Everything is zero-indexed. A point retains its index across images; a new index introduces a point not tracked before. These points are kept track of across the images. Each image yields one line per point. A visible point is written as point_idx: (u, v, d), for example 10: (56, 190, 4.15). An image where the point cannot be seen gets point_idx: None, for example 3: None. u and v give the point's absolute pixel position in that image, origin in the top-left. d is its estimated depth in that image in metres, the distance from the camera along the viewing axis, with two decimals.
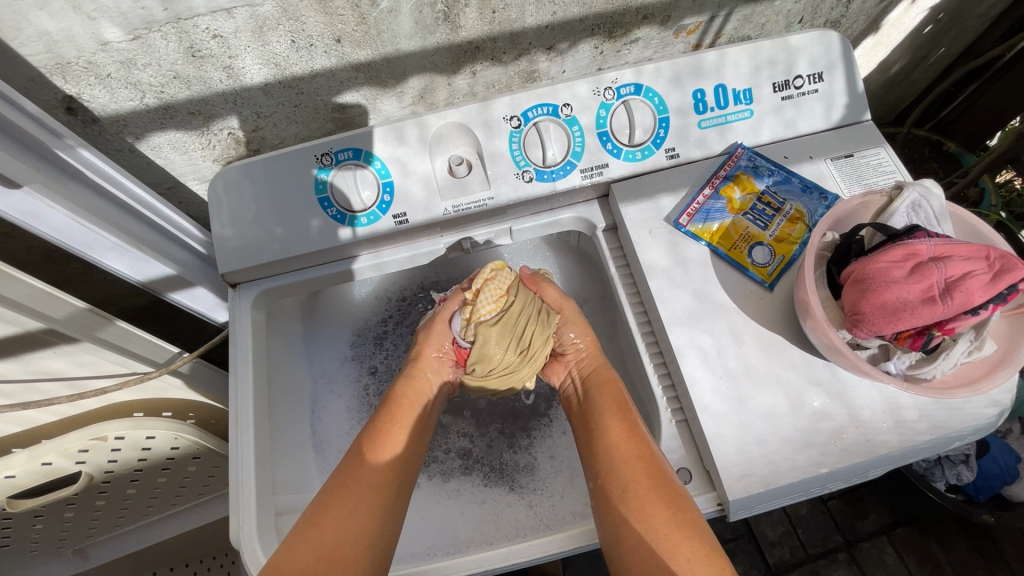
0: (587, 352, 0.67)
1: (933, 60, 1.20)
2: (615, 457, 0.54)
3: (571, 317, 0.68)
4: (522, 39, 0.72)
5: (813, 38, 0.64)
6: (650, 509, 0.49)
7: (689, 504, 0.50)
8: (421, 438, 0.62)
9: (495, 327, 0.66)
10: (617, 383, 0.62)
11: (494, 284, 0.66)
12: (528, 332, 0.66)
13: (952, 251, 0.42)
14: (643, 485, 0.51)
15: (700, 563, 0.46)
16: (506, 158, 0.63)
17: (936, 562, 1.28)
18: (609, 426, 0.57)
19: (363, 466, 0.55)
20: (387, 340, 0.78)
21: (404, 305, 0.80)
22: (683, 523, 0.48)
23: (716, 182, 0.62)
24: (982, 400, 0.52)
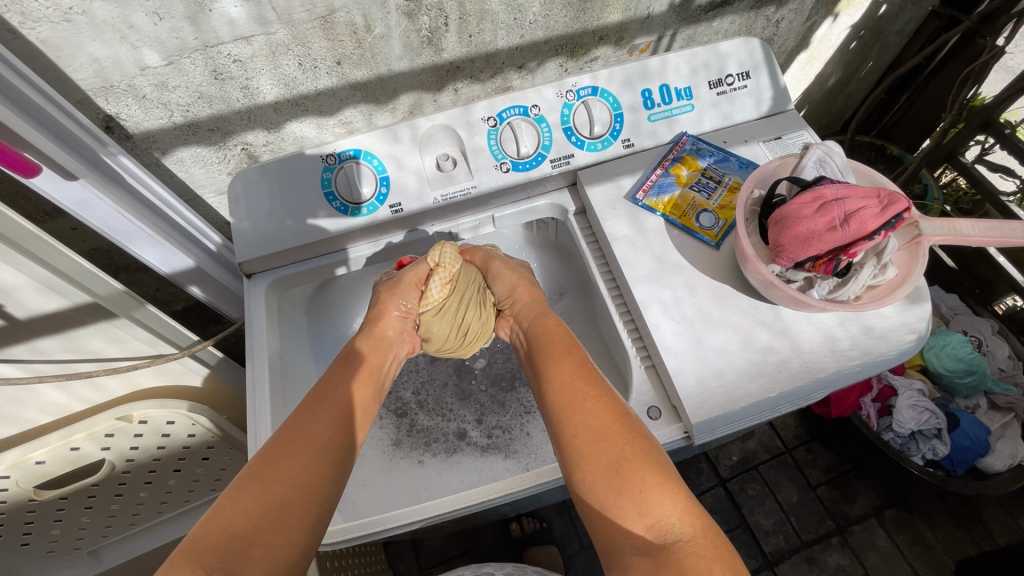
0: (524, 300, 0.71)
1: (866, 72, 1.35)
2: (574, 407, 0.54)
3: (496, 257, 0.75)
4: (496, 59, 0.85)
5: (739, 44, 0.76)
6: (610, 450, 0.50)
7: (654, 446, 0.50)
8: (365, 400, 0.62)
9: (436, 320, 0.73)
10: (561, 326, 0.65)
11: (444, 275, 0.72)
12: (467, 313, 0.74)
13: (850, 193, 0.52)
14: (588, 427, 0.52)
15: (651, 493, 0.47)
16: (485, 152, 0.73)
17: (925, 539, 1.33)
18: (556, 367, 0.59)
19: (313, 417, 0.56)
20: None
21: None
22: (633, 458, 0.49)
23: (667, 163, 0.72)
24: (902, 327, 0.61)
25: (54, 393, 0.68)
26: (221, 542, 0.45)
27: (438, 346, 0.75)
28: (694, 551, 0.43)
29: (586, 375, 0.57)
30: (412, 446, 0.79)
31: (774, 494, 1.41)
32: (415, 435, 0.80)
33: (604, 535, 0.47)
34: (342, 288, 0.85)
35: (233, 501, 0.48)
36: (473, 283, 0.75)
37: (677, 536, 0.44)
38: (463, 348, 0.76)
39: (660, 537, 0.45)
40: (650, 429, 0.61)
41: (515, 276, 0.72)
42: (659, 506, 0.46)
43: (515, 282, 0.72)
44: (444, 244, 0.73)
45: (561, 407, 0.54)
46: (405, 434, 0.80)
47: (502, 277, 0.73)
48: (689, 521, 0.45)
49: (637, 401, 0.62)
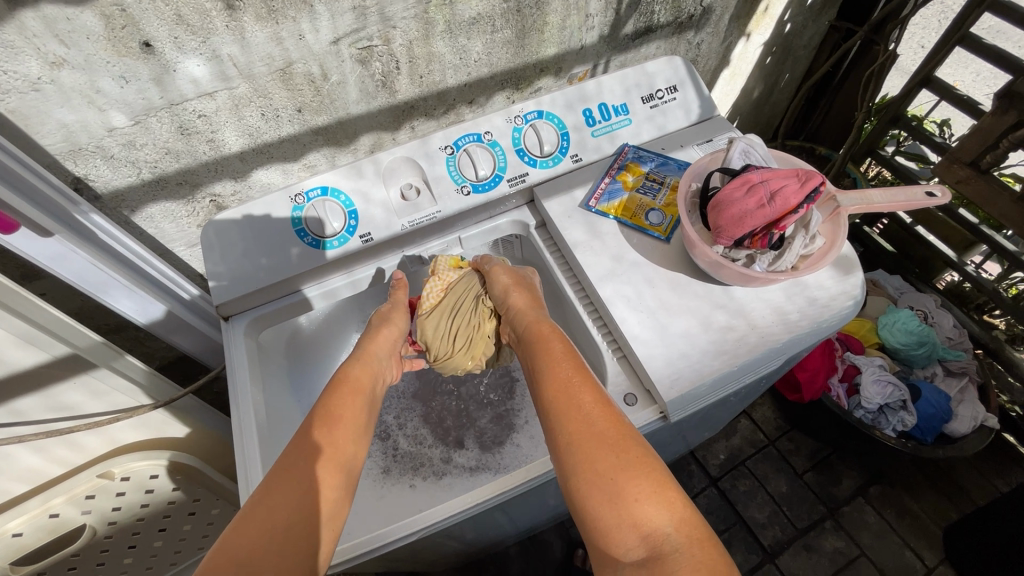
0: (522, 301, 0.73)
1: (784, 84, 1.49)
2: (573, 414, 0.56)
3: (498, 264, 0.78)
4: (447, 96, 0.92)
5: (664, 63, 0.84)
6: (610, 461, 0.52)
7: (653, 458, 0.52)
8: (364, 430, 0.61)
9: (430, 323, 0.77)
10: (555, 332, 0.67)
11: (438, 280, 0.79)
12: (459, 317, 0.78)
13: (773, 175, 0.59)
14: (584, 434, 0.54)
15: (647, 500, 0.49)
16: (446, 178, 0.77)
17: (911, 511, 1.38)
18: (552, 376, 0.61)
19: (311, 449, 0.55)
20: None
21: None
22: (628, 464, 0.51)
23: (613, 172, 0.78)
24: (842, 295, 0.67)
25: (31, 456, 0.67)
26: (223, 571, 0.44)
27: (434, 354, 0.77)
28: (690, 561, 0.44)
29: (585, 382, 0.59)
30: (401, 472, 0.79)
31: (764, 486, 1.44)
32: (401, 460, 0.81)
33: (597, 540, 0.49)
34: (316, 327, 0.87)
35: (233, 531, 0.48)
36: (472, 289, 0.79)
37: (672, 547, 0.46)
38: (458, 356, 0.77)
39: (655, 548, 0.46)
40: (628, 415, 0.64)
41: (511, 279, 0.76)
42: (657, 514, 0.48)
43: (510, 286, 0.75)
44: (451, 260, 0.81)
45: (560, 415, 0.56)
46: (392, 460, 0.81)
47: (494, 280, 0.77)
48: (686, 533, 0.47)
49: (614, 391, 0.66)
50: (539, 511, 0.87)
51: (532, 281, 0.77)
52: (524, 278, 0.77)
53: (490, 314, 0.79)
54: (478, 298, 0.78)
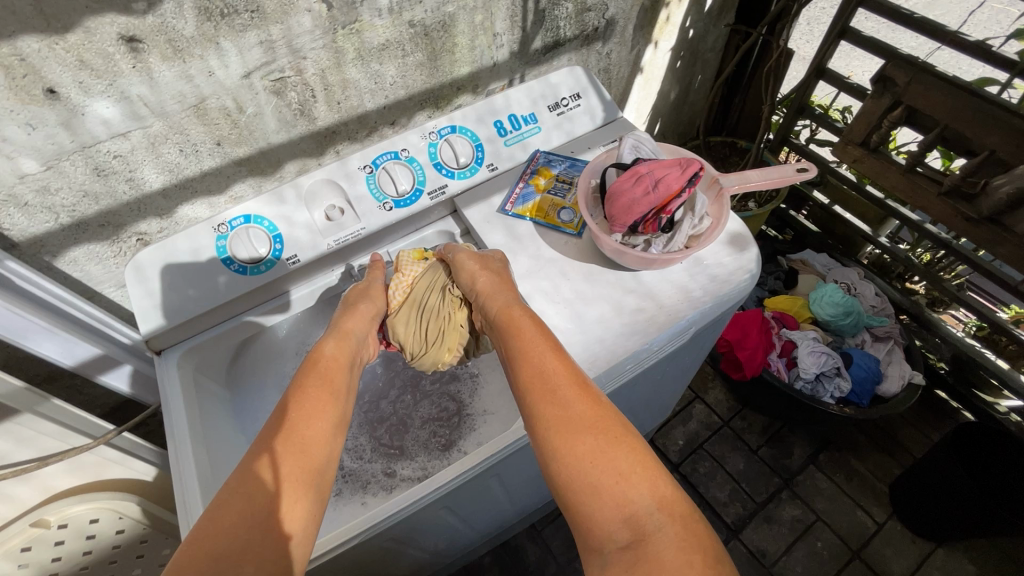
0: (485, 282, 0.71)
1: (698, 84, 1.59)
2: (554, 398, 0.57)
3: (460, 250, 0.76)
4: (367, 120, 0.96)
5: (566, 73, 0.90)
6: (590, 444, 0.53)
7: (632, 436, 0.54)
8: (339, 420, 0.61)
9: (399, 321, 0.79)
10: (525, 314, 0.67)
11: (401, 277, 0.81)
12: (425, 311, 0.79)
13: (658, 166, 0.65)
14: (561, 418, 0.55)
15: (627, 481, 0.51)
16: (367, 196, 0.81)
17: (858, 472, 1.47)
18: (525, 362, 0.61)
19: (286, 446, 0.56)
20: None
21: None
22: (606, 446, 0.53)
23: (527, 177, 0.83)
24: (739, 268, 0.72)
25: None
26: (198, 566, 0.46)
27: (409, 352, 0.79)
28: (671, 540, 0.47)
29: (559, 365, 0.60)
30: (351, 492, 0.81)
31: (723, 466, 1.50)
32: (350, 481, 0.82)
33: (582, 524, 0.51)
34: (259, 354, 0.89)
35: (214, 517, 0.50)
36: (437, 280, 0.80)
37: (655, 527, 0.48)
38: (432, 350, 0.78)
39: (638, 528, 0.48)
40: None
41: (475, 263, 0.74)
42: (638, 494, 0.50)
43: (473, 270, 0.72)
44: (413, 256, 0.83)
45: (537, 402, 0.57)
46: (340, 481, 0.82)
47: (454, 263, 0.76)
48: (668, 514, 0.49)
49: None
50: (493, 507, 0.89)
51: (501, 262, 0.74)
52: (490, 258, 0.74)
53: (459, 303, 0.79)
54: (443, 287, 0.79)
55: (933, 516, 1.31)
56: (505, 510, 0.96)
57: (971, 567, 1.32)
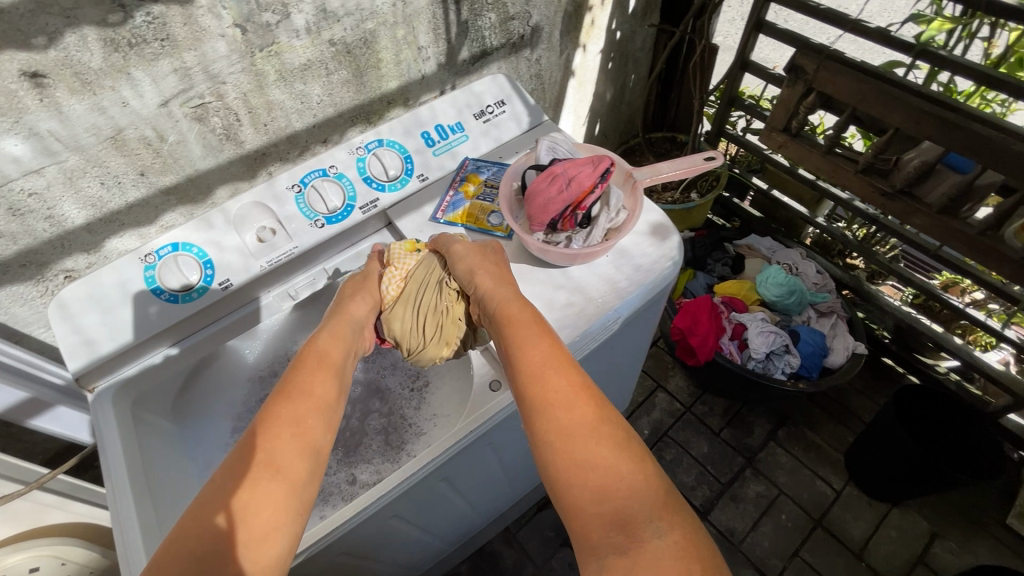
0: (484, 275, 0.70)
1: (632, 84, 1.64)
2: (552, 398, 0.56)
3: (457, 241, 0.75)
4: (298, 139, 0.96)
5: (488, 82, 0.93)
6: (591, 447, 0.53)
7: (631, 441, 0.54)
8: (327, 423, 0.59)
9: (395, 317, 0.74)
10: (526, 310, 0.66)
11: (395, 271, 0.76)
12: (422, 304, 0.74)
13: (571, 165, 0.68)
14: (563, 417, 0.55)
15: (625, 486, 0.51)
16: (298, 215, 0.81)
17: (814, 444, 1.53)
18: (527, 356, 0.60)
19: (275, 444, 0.54)
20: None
21: (273, 377, 0.91)
22: (605, 450, 0.53)
23: (456, 184, 0.85)
24: (662, 255, 0.75)
25: None
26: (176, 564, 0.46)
27: (406, 349, 0.74)
28: (669, 546, 0.47)
29: (563, 363, 0.59)
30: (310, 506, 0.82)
31: (688, 451, 1.54)
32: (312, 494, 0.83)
33: (579, 527, 0.50)
34: (205, 385, 0.86)
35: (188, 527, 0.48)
36: (434, 272, 0.76)
37: (653, 533, 0.48)
38: (431, 345, 0.73)
39: (635, 534, 0.48)
40: (492, 398, 0.71)
41: (474, 255, 0.73)
42: (636, 500, 0.50)
43: (475, 262, 0.71)
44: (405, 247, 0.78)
45: (539, 399, 0.56)
46: None
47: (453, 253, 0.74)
48: (667, 520, 0.49)
49: (481, 378, 0.74)
50: (452, 511, 0.90)
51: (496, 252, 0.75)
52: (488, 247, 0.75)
53: (458, 295, 0.75)
54: (440, 278, 0.75)
55: (891, 475, 1.35)
56: (468, 513, 0.97)
57: (925, 523, 1.39)
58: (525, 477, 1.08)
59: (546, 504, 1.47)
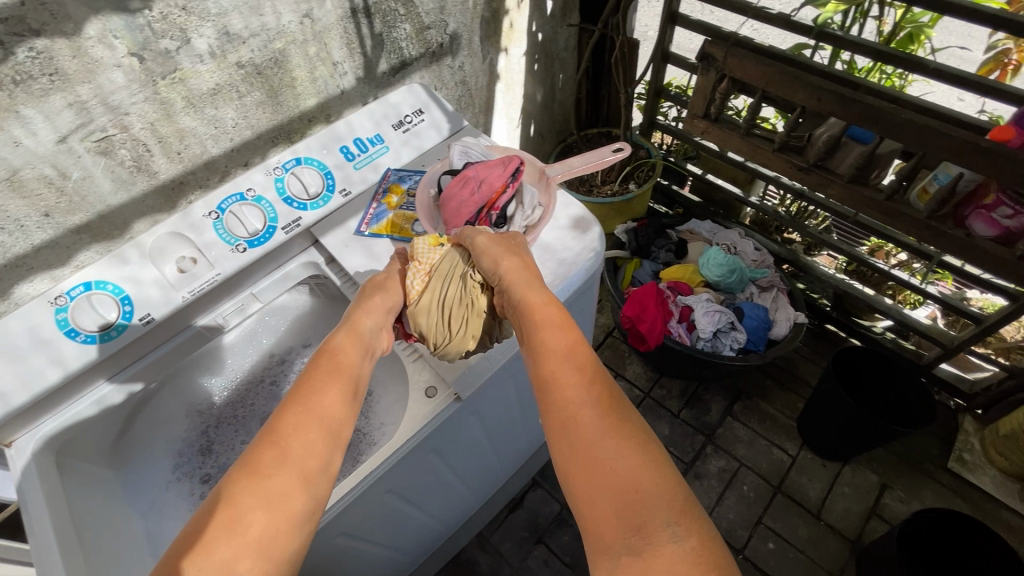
0: (510, 267, 0.69)
1: (562, 83, 1.68)
2: (571, 393, 0.57)
3: (480, 231, 0.72)
4: (216, 165, 0.95)
5: (405, 92, 0.94)
6: (608, 446, 0.52)
7: (652, 444, 0.53)
8: (341, 417, 0.58)
9: (420, 312, 0.70)
10: (552, 306, 0.66)
11: (418, 264, 0.72)
12: (448, 297, 0.71)
13: (481, 170, 0.75)
14: (582, 414, 0.55)
15: (643, 488, 0.49)
16: (218, 241, 0.80)
17: (768, 414, 1.59)
18: (548, 353, 0.61)
19: (288, 438, 0.53)
20: (214, 448, 0.89)
21: (213, 411, 0.92)
22: (624, 449, 0.52)
23: (380, 196, 0.86)
24: (583, 247, 0.77)
25: None
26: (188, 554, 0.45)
27: (433, 345, 0.70)
28: (685, 551, 0.44)
29: (585, 361, 0.60)
30: None
31: None
32: None
33: (592, 527, 0.49)
34: (143, 425, 0.85)
35: (204, 522, 0.47)
36: (457, 266, 0.73)
37: (669, 537, 0.45)
38: (459, 339, 0.69)
39: (651, 537, 0.46)
40: (427, 404, 0.72)
41: (499, 245, 0.71)
42: (652, 503, 0.48)
43: (499, 251, 0.70)
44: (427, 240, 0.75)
45: (558, 395, 0.57)
46: None
47: (480, 245, 0.72)
48: (686, 525, 0.46)
49: (417, 386, 0.74)
50: (409, 523, 0.90)
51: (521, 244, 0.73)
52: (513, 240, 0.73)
53: (482, 288, 0.73)
54: (465, 271, 0.72)
55: (847, 433, 1.39)
56: (428, 522, 0.97)
57: (875, 476, 1.46)
58: (485, 480, 1.09)
59: (517, 505, 1.48)
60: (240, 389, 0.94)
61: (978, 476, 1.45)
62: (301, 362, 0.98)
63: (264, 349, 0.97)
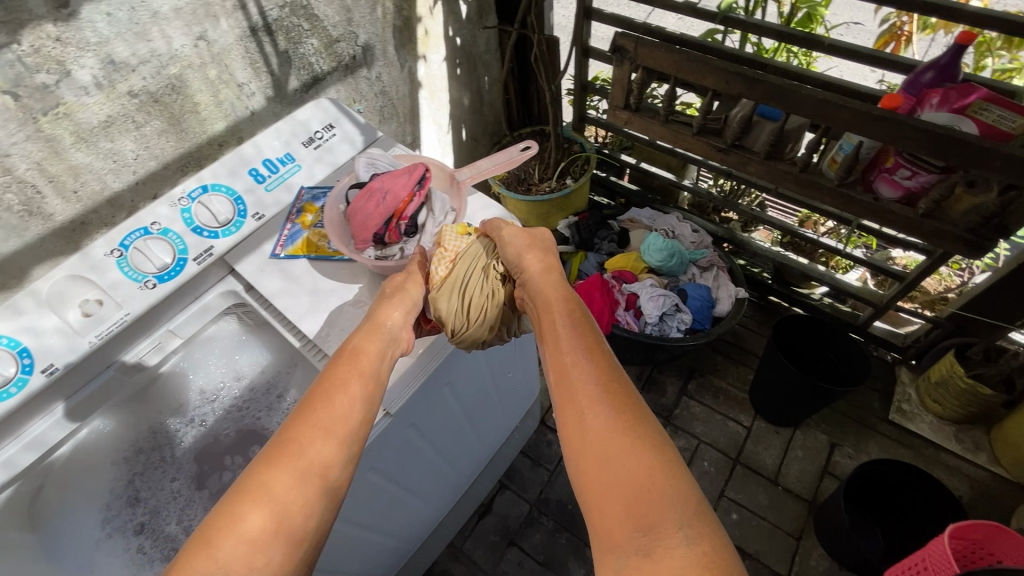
0: (532, 264, 0.74)
1: (488, 86, 1.68)
2: (584, 389, 0.59)
3: (508, 227, 0.78)
4: (121, 200, 0.90)
5: (313, 108, 0.91)
6: (620, 445, 0.54)
7: (665, 447, 0.54)
8: (361, 404, 0.61)
9: (444, 296, 0.73)
10: (567, 305, 0.69)
11: (444, 253, 0.76)
12: (471, 286, 0.75)
13: (385, 181, 0.77)
14: (596, 410, 0.57)
15: (653, 489, 0.50)
16: (124, 280, 0.76)
17: (721, 388, 1.64)
18: (564, 350, 0.64)
19: (314, 423, 0.57)
20: (143, 495, 0.83)
21: (141, 456, 0.85)
22: (636, 449, 0.53)
23: (294, 216, 0.85)
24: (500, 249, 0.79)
25: None
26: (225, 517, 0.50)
27: (449, 330, 0.72)
28: (691, 555, 0.46)
29: (600, 357, 0.62)
30: None
31: None
32: None
33: (601, 525, 0.51)
34: (61, 478, 0.78)
35: (240, 491, 0.52)
36: (480, 258, 0.78)
37: (679, 542, 0.46)
38: (475, 329, 0.73)
39: (660, 538, 0.47)
40: None
41: (525, 241, 0.77)
42: (662, 505, 0.49)
43: (524, 246, 0.76)
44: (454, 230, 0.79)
45: (573, 388, 0.60)
46: None
47: (508, 238, 0.77)
48: (696, 531, 0.47)
49: None
50: (363, 545, 0.88)
51: (547, 241, 0.78)
52: (539, 235, 0.79)
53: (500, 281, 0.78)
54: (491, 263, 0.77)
55: (790, 399, 1.44)
56: (385, 541, 0.95)
57: (824, 436, 1.53)
58: (443, 490, 1.08)
59: (487, 510, 1.47)
60: (168, 430, 0.87)
61: (918, 424, 1.53)
62: (232, 396, 0.92)
63: (194, 385, 0.90)
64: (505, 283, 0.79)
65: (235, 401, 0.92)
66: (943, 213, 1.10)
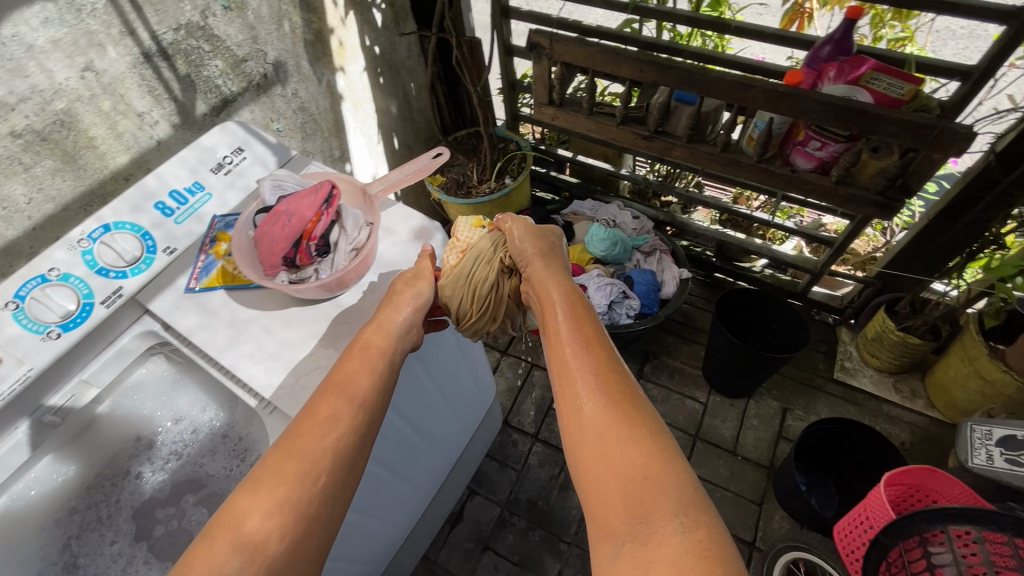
0: (533, 259, 0.78)
1: (415, 92, 1.67)
2: (582, 381, 0.62)
3: (516, 221, 0.83)
4: (18, 248, 0.84)
5: (219, 132, 0.88)
6: (618, 435, 0.56)
7: (662, 438, 0.56)
8: (366, 402, 0.63)
9: (451, 285, 0.79)
10: (567, 302, 0.72)
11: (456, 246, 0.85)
12: (478, 276, 0.80)
13: (291, 203, 0.76)
14: (595, 401, 0.60)
15: (647, 478, 0.52)
16: (22, 334, 0.69)
17: (676, 368, 1.68)
18: (563, 344, 0.67)
19: (320, 423, 0.60)
20: (82, 561, 0.74)
21: (76, 516, 0.75)
22: (633, 439, 0.56)
23: (207, 246, 0.82)
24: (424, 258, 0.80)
25: None
26: (237, 507, 0.53)
27: (455, 317, 0.80)
28: (684, 540, 0.47)
29: (599, 351, 0.65)
30: None
31: None
32: None
33: (599, 512, 0.53)
34: None
35: (253, 481, 0.55)
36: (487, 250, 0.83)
37: (674, 528, 0.48)
38: (477, 317, 0.80)
39: (653, 523, 0.49)
40: None
41: (529, 237, 0.81)
42: (658, 492, 0.51)
43: (527, 243, 0.80)
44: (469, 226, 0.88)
45: (573, 380, 0.63)
46: None
47: (516, 234, 0.81)
48: (691, 519, 0.49)
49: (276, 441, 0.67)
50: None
51: (553, 238, 0.82)
52: (545, 232, 0.83)
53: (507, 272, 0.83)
54: (498, 257, 0.81)
55: (740, 372, 1.48)
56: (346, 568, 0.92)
57: (775, 402, 1.59)
58: (404, 507, 1.06)
59: (458, 518, 1.46)
60: (104, 484, 0.78)
61: (860, 380, 1.61)
62: (170, 441, 0.83)
63: (129, 432, 0.81)
64: (511, 275, 0.84)
65: (176, 445, 0.83)
66: (855, 179, 1.16)
